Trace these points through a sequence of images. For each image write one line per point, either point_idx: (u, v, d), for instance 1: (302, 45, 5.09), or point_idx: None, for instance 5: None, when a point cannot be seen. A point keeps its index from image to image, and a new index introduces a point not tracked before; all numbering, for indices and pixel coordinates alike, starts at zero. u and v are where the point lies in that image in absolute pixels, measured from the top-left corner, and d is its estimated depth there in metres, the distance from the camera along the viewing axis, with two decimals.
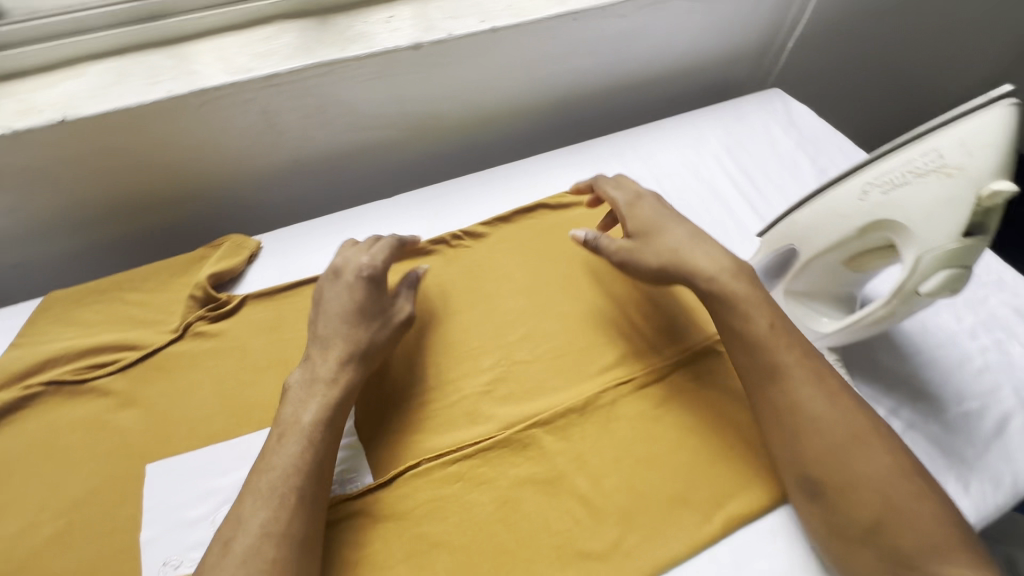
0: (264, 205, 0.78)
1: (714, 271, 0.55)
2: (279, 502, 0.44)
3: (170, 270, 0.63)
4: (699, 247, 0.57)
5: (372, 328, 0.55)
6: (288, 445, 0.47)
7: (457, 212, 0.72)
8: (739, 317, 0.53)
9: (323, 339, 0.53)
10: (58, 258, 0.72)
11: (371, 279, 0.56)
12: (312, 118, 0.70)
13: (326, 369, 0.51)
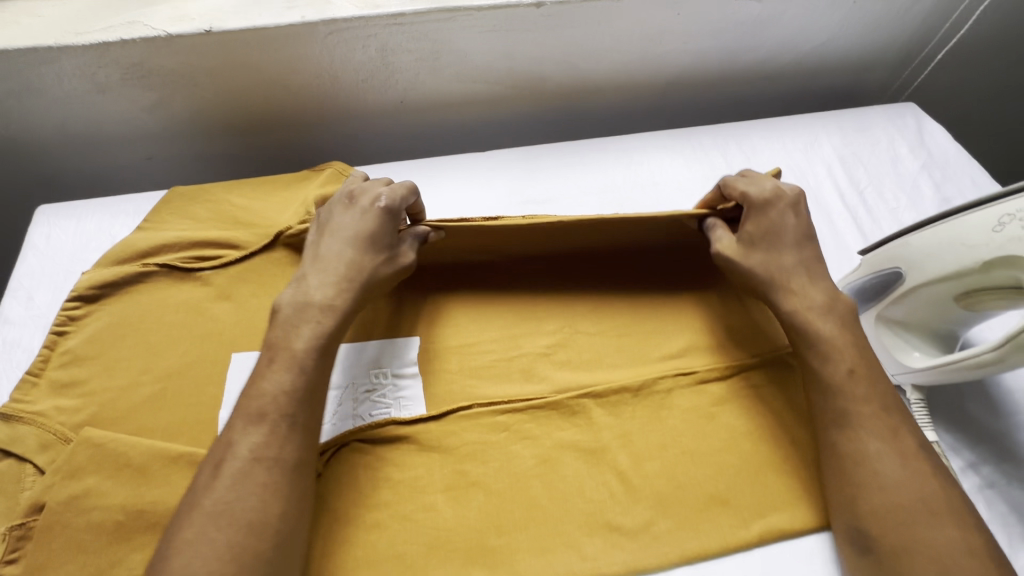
0: (364, 141, 0.82)
1: (807, 302, 0.51)
2: (270, 428, 0.44)
3: (278, 187, 0.69)
4: (804, 272, 0.53)
5: (378, 261, 0.53)
6: (278, 369, 0.47)
7: (545, 179, 0.73)
8: (822, 356, 0.49)
9: (323, 266, 0.52)
10: (181, 158, 0.79)
11: (387, 212, 0.54)
12: (425, 63, 0.71)
13: (321, 292, 0.50)
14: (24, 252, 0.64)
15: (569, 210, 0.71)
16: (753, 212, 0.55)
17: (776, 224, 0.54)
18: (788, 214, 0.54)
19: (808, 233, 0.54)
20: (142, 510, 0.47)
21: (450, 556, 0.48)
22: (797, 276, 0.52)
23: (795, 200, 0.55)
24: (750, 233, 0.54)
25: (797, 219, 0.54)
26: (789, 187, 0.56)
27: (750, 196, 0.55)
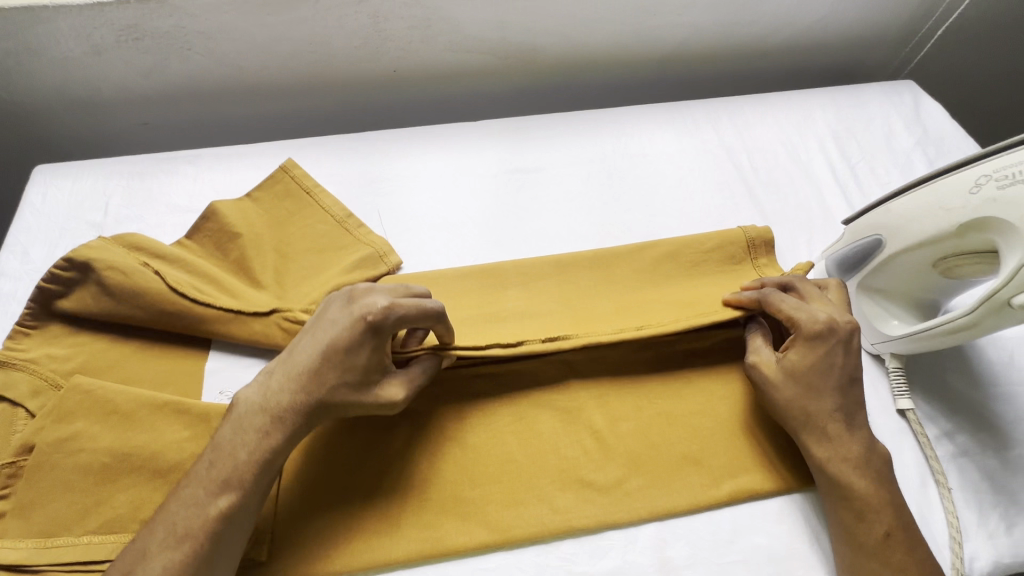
0: (357, 111, 0.82)
1: (847, 454, 0.48)
2: (186, 547, 0.41)
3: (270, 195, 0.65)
4: (847, 421, 0.49)
5: (346, 382, 0.46)
6: (206, 484, 0.43)
7: (534, 150, 0.72)
8: (856, 512, 0.47)
9: (291, 370, 0.46)
10: (176, 124, 0.79)
11: (373, 330, 0.46)
12: (417, 30, 0.72)
13: (275, 403, 0.45)
14: (21, 209, 0.65)
15: (558, 180, 0.70)
16: (802, 341, 0.50)
17: (823, 362, 0.50)
18: (837, 353, 0.50)
19: (852, 374, 0.51)
20: (129, 454, 0.49)
21: (425, 504, 0.49)
22: (840, 425, 0.49)
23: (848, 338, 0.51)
24: (791, 363, 0.50)
25: (846, 362, 0.50)
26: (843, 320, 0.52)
27: (805, 321, 0.51)
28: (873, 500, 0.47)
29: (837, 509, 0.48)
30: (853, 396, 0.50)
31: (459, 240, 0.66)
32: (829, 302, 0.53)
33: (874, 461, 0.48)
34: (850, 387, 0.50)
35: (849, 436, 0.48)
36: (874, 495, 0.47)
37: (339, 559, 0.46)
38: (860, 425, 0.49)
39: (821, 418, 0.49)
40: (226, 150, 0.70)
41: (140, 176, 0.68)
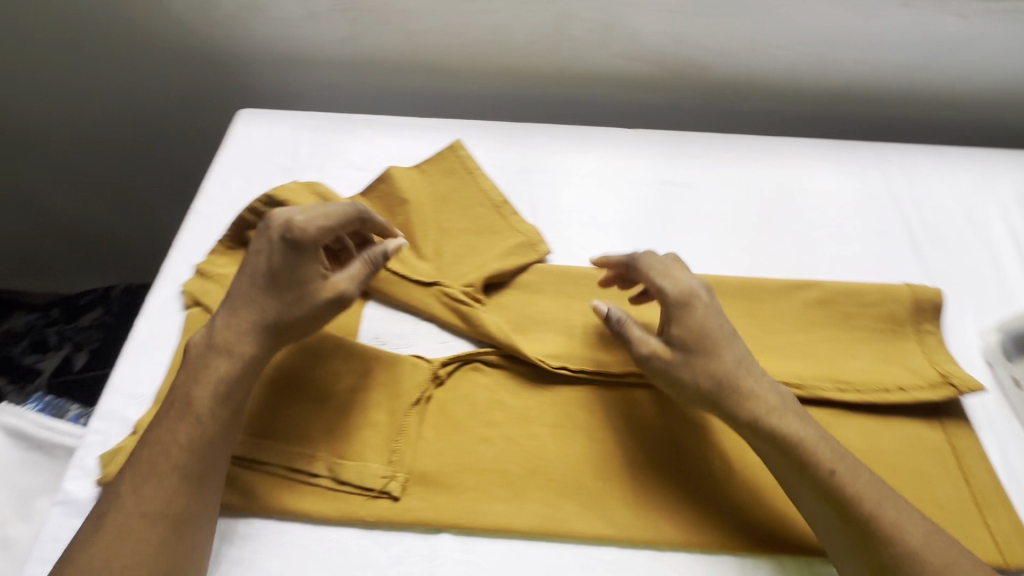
0: (511, 103, 0.83)
1: (765, 405, 0.49)
2: (171, 476, 0.45)
3: (437, 173, 0.69)
4: (734, 366, 0.50)
5: (305, 305, 0.51)
6: (171, 421, 0.46)
7: (687, 165, 0.72)
8: (805, 482, 0.46)
9: (250, 303, 0.50)
10: (347, 90, 0.84)
11: (277, 237, 0.51)
12: (595, 33, 0.74)
13: (238, 335, 0.49)
14: (226, 143, 0.74)
15: (708, 200, 0.70)
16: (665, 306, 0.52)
17: (686, 318, 0.51)
18: (689, 305, 0.52)
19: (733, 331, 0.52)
20: (296, 376, 0.55)
21: (551, 483, 0.50)
22: (727, 381, 0.49)
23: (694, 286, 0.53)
24: (681, 342, 0.51)
25: (723, 319, 0.52)
26: (691, 281, 0.53)
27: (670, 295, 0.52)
28: (812, 456, 0.46)
29: (790, 478, 0.47)
30: (736, 344, 0.51)
31: (603, 240, 0.67)
32: (670, 261, 0.55)
33: (782, 402, 0.49)
34: (715, 333, 0.51)
35: (756, 388, 0.49)
36: (809, 440, 0.47)
37: (466, 511, 0.49)
38: (721, 355, 0.50)
39: (726, 379, 0.49)
40: (399, 121, 0.76)
41: (326, 132, 0.75)
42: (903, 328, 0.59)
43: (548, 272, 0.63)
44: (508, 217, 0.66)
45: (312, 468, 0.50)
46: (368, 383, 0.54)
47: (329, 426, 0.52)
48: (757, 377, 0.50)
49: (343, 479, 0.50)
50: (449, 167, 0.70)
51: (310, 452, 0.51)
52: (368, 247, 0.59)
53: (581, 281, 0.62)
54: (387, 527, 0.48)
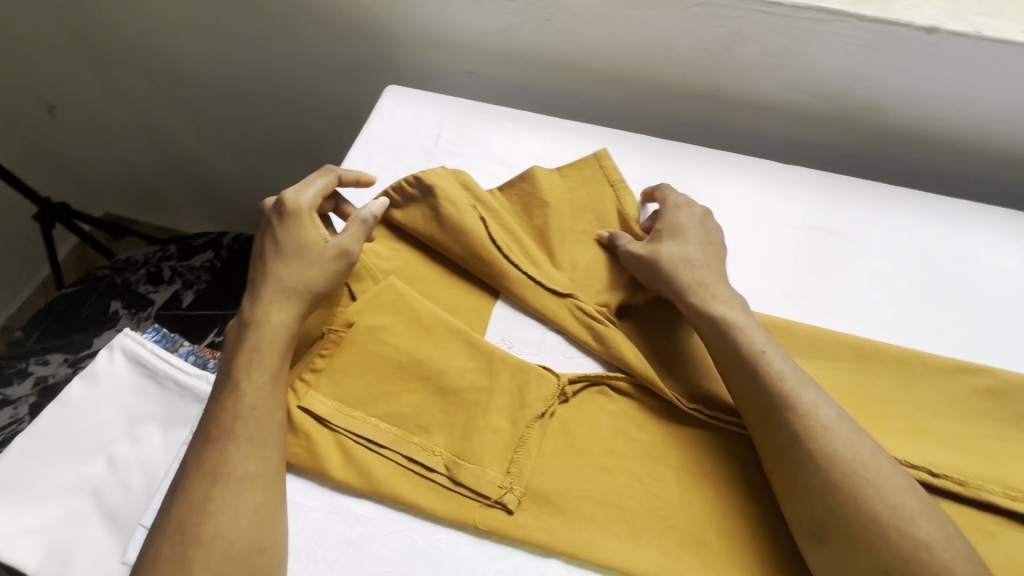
0: (655, 117, 0.81)
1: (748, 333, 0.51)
2: (264, 444, 0.47)
3: (580, 180, 0.65)
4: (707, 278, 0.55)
5: (292, 263, 0.54)
6: (223, 389, 0.49)
7: (845, 212, 0.67)
8: (756, 394, 0.48)
9: (262, 281, 0.54)
10: (489, 80, 0.84)
11: (277, 211, 0.56)
12: (768, 58, 0.69)
13: (275, 314, 0.52)
14: (372, 117, 0.75)
15: (867, 255, 0.64)
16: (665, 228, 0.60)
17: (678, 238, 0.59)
18: (678, 226, 0.60)
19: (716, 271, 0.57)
20: (422, 363, 0.54)
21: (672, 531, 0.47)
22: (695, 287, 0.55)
23: (677, 211, 0.61)
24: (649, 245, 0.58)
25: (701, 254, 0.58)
26: (690, 218, 0.61)
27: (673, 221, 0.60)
28: (771, 369, 0.48)
29: (737, 386, 0.50)
30: (699, 255, 0.57)
31: (746, 280, 0.62)
32: (687, 204, 0.62)
33: (747, 318, 0.52)
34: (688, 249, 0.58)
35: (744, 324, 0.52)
36: (766, 351, 0.50)
37: (583, 543, 0.46)
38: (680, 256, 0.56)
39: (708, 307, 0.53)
40: (543, 119, 0.74)
41: (469, 119, 0.74)
42: None
43: None
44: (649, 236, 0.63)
45: (431, 463, 0.50)
46: (492, 386, 0.53)
47: (450, 423, 0.51)
48: (731, 299, 0.54)
49: (459, 480, 0.49)
50: (591, 176, 0.66)
51: (430, 446, 0.50)
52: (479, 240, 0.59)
53: None
54: (497, 538, 0.48)
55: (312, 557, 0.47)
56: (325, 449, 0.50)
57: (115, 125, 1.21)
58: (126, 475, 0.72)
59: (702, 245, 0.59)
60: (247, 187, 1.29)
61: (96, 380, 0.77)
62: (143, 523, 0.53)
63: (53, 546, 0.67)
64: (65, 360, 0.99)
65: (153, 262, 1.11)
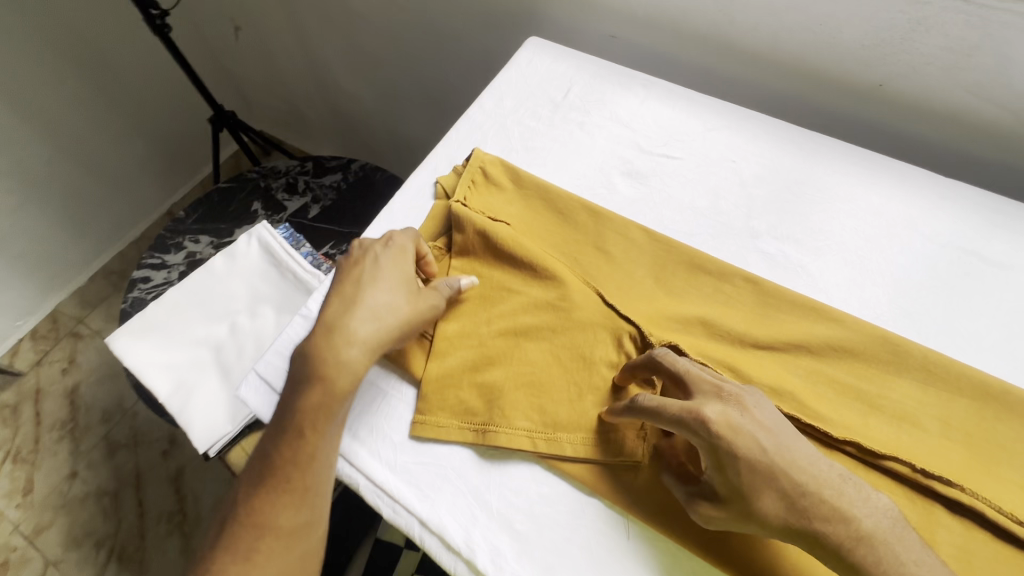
0: (798, 106, 0.76)
1: (885, 547, 0.39)
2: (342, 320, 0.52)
3: (467, 318, 0.56)
4: (838, 514, 0.40)
5: (385, 293, 0.52)
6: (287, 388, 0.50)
7: (1007, 240, 0.59)
8: None
9: (345, 320, 0.51)
10: (630, 45, 0.83)
11: (364, 249, 0.55)
12: (952, 54, 0.61)
13: (354, 352, 0.50)
14: (510, 64, 0.77)
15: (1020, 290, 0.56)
16: (721, 476, 0.42)
17: (757, 488, 0.41)
18: (745, 454, 0.41)
19: (783, 483, 0.41)
20: (507, 294, 0.57)
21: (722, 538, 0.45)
22: (823, 532, 0.40)
23: (734, 439, 0.42)
24: (719, 458, 0.42)
25: (767, 439, 0.42)
26: (755, 435, 0.42)
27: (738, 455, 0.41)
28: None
29: None
30: (801, 473, 0.41)
31: (865, 289, 0.57)
32: (737, 414, 0.43)
33: (884, 528, 0.40)
34: (774, 491, 0.41)
35: (874, 527, 0.40)
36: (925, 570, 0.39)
37: (627, 492, 0.48)
38: (775, 509, 0.41)
39: (812, 528, 0.40)
40: (677, 89, 0.73)
41: (602, 79, 0.74)
42: None
43: (789, 294, 0.55)
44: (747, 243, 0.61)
45: (494, 382, 0.52)
46: (567, 327, 0.54)
47: (517, 351, 0.54)
48: (879, 541, 0.39)
49: (517, 405, 0.51)
50: (423, 344, 0.56)
51: (494, 369, 0.53)
52: (574, 214, 0.62)
53: (827, 322, 0.54)
54: (546, 466, 0.50)
55: (378, 433, 0.53)
56: (408, 347, 0.55)
57: (283, 50, 1.36)
58: (242, 341, 0.84)
59: (796, 441, 0.43)
60: (381, 124, 1.39)
61: (236, 258, 0.90)
62: (255, 370, 0.57)
63: (179, 382, 0.80)
64: (211, 242, 1.17)
65: (293, 174, 1.25)
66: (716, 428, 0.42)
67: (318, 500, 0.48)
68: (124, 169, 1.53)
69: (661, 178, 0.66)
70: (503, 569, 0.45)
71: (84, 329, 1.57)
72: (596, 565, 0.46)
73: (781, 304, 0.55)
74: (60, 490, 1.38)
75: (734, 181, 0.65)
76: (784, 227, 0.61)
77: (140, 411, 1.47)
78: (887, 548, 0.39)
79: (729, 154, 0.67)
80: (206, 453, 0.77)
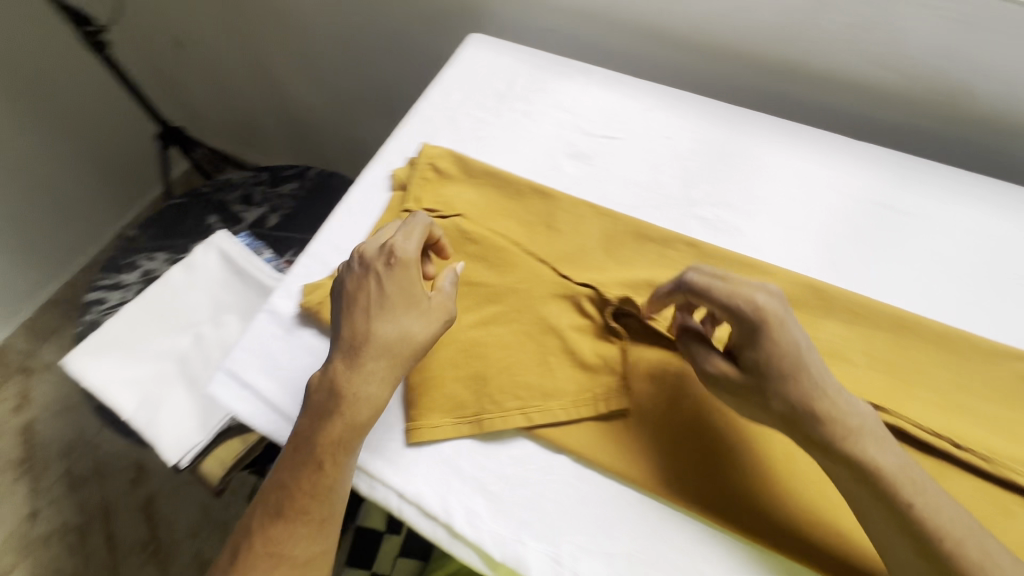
0: (727, 85, 0.82)
1: (874, 441, 0.43)
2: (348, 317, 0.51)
3: None
4: (838, 416, 0.44)
5: (393, 319, 0.50)
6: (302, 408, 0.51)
7: (913, 191, 0.65)
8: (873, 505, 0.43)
9: (362, 349, 0.49)
10: (569, 36, 0.87)
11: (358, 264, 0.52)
12: (853, 29, 0.68)
13: (370, 386, 0.49)
14: (455, 60, 0.80)
15: (926, 234, 0.62)
16: (757, 365, 0.45)
17: (784, 382, 0.44)
18: (774, 346, 0.44)
19: (813, 374, 0.44)
20: (466, 275, 0.59)
21: (724, 474, 0.49)
22: (820, 423, 0.44)
23: (775, 334, 0.45)
24: (768, 347, 0.45)
25: (801, 334, 0.45)
26: (793, 332, 0.45)
27: (771, 347, 0.44)
28: (895, 472, 0.42)
29: (858, 493, 0.43)
30: (818, 367, 0.44)
31: (793, 243, 0.63)
32: (783, 312, 0.45)
33: (873, 428, 0.44)
34: (798, 390, 0.44)
35: (867, 425, 0.44)
36: (901, 470, 0.43)
37: (590, 447, 0.51)
38: (797, 403, 0.44)
39: (825, 426, 0.44)
40: (613, 75, 0.77)
41: (543, 69, 0.78)
42: None
43: (726, 253, 0.60)
44: (687, 211, 0.65)
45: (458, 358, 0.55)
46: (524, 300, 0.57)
47: (482, 333, 0.56)
48: (865, 438, 0.43)
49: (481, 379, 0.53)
50: None
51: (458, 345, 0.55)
52: (524, 196, 0.65)
53: (761, 276, 0.59)
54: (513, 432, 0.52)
55: None
56: None
57: (229, 63, 1.35)
58: (208, 350, 0.84)
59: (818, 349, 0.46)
60: (335, 131, 1.40)
61: (194, 270, 0.89)
62: (223, 367, 0.57)
63: (144, 397, 0.80)
64: (167, 259, 1.15)
65: (247, 186, 1.24)
66: (757, 321, 0.45)
67: (334, 527, 0.48)
68: (67, 193, 1.48)
69: (604, 158, 0.70)
70: (480, 529, 0.48)
71: (35, 363, 1.50)
72: (564, 515, 0.49)
73: (720, 263, 0.60)
74: (20, 531, 1.31)
75: (672, 155, 0.70)
76: (718, 193, 0.67)
77: (102, 441, 1.42)
78: (880, 445, 0.43)
79: (666, 132, 0.72)
80: (178, 464, 0.76)
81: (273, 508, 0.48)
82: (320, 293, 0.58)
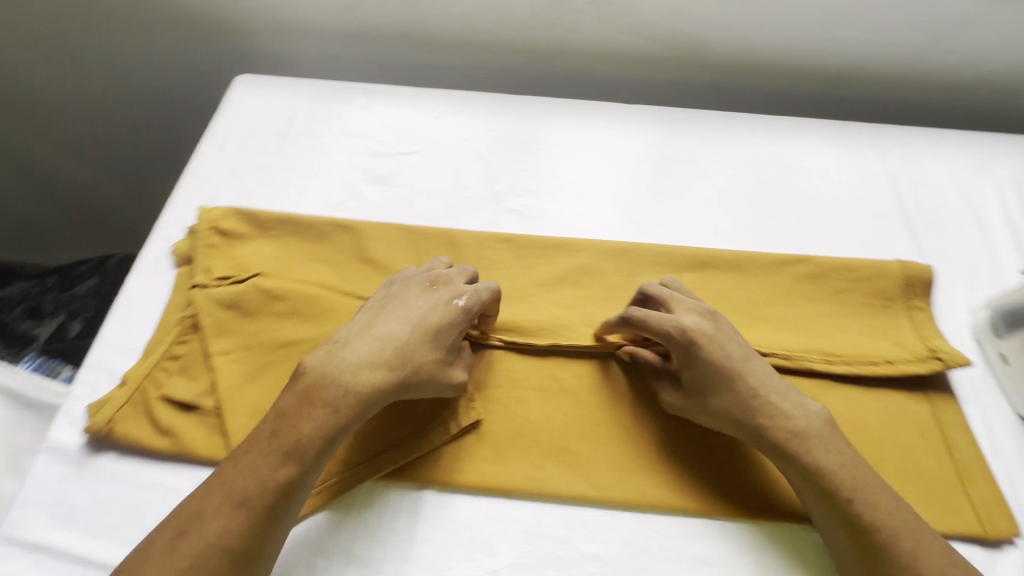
0: (511, 77, 0.85)
1: (813, 437, 0.47)
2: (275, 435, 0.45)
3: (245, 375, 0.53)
4: (783, 420, 0.48)
5: (390, 365, 0.47)
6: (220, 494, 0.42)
7: (684, 139, 0.72)
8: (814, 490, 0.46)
9: (347, 409, 0.45)
10: (347, 58, 0.84)
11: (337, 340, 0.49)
12: (596, 7, 0.74)
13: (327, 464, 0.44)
14: (223, 107, 0.74)
15: (702, 175, 0.70)
16: (694, 379, 0.49)
17: (718, 388, 0.48)
18: (714, 352, 0.49)
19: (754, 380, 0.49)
20: (280, 337, 0.54)
21: (585, 451, 0.51)
22: (763, 424, 0.47)
23: (706, 347, 0.49)
24: (709, 352, 0.49)
25: (732, 343, 0.50)
26: (721, 343, 0.50)
27: (707, 357, 0.49)
28: (835, 463, 0.46)
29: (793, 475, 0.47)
30: (754, 372, 0.49)
31: (597, 213, 0.66)
32: (712, 326, 0.50)
33: (816, 428, 0.48)
34: (735, 396, 0.48)
35: (807, 426, 0.48)
36: (835, 460, 0.46)
37: (449, 471, 0.50)
38: (733, 409, 0.48)
39: (765, 426, 0.47)
40: (397, 89, 0.76)
41: (323, 98, 0.75)
42: (886, 304, 0.59)
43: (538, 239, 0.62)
44: (495, 207, 0.66)
45: None
46: None
47: None
48: (808, 436, 0.47)
49: None
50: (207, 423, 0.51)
51: None
52: (328, 235, 0.61)
53: (573, 252, 0.61)
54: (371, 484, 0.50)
55: None
56: (187, 433, 0.50)
57: None
58: None
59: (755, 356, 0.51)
60: None
61: None
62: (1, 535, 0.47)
63: None
64: None
65: (30, 296, 1.04)
66: (695, 334, 0.49)
67: None
68: None
69: (405, 175, 0.68)
70: None
71: None
72: (439, 551, 0.46)
73: (534, 250, 0.62)
74: None
75: (470, 156, 0.70)
76: (521, 183, 0.68)
77: None
78: (823, 442, 0.47)
79: (460, 135, 0.72)
80: None
81: (183, 531, 0.41)
82: (106, 410, 0.50)
